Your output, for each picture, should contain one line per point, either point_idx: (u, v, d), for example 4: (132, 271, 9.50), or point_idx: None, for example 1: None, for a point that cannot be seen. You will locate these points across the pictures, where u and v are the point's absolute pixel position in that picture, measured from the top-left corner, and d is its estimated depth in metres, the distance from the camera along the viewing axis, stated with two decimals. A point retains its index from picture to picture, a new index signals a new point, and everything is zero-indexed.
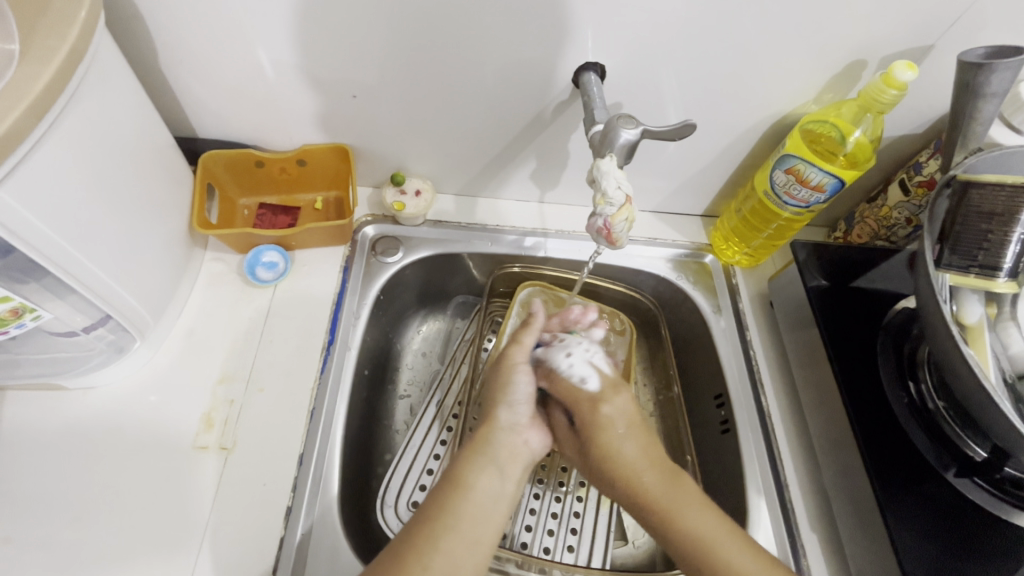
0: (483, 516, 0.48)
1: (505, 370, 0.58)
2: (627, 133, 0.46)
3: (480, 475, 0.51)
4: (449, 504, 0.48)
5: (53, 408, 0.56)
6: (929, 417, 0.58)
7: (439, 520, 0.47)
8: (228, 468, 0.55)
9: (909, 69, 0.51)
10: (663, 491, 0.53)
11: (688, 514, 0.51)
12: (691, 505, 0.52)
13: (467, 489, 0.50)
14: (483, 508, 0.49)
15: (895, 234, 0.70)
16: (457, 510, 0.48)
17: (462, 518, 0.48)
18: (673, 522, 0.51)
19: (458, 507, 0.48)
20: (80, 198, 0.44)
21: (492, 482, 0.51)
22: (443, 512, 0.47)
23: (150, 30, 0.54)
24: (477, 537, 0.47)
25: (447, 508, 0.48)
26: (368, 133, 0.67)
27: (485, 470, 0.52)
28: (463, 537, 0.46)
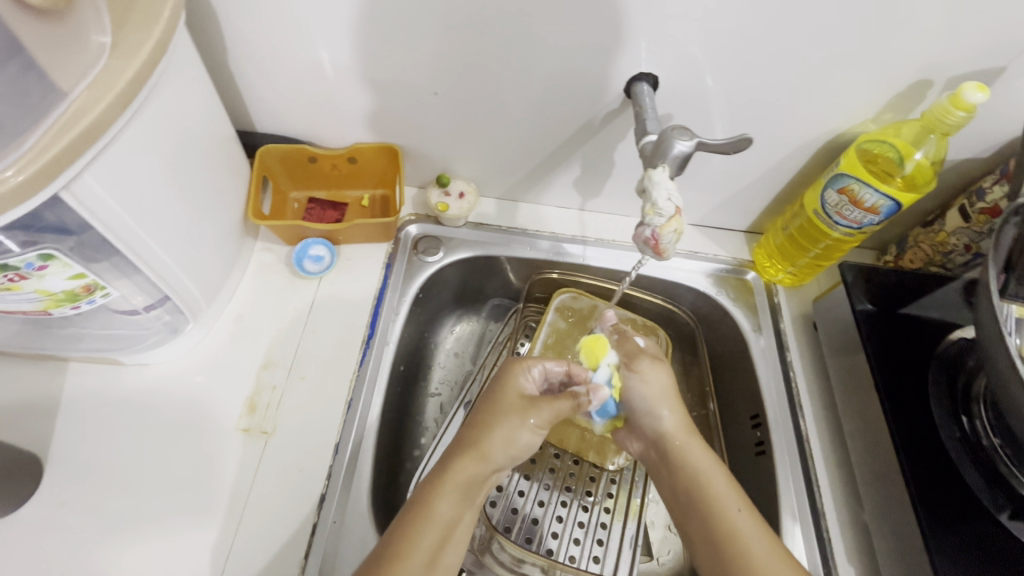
0: (445, 541, 0.47)
1: (501, 404, 0.54)
2: (681, 144, 0.46)
3: (449, 502, 0.48)
4: (413, 533, 0.46)
5: (109, 381, 0.59)
6: (983, 454, 0.56)
7: (411, 540, 0.45)
8: (268, 452, 0.57)
9: (979, 91, 0.49)
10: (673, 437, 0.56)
11: (718, 478, 0.53)
12: (692, 447, 0.55)
13: (431, 513, 0.47)
14: (445, 534, 0.47)
15: (951, 261, 0.67)
16: (420, 542, 0.46)
17: (426, 549, 0.46)
18: (682, 476, 0.54)
19: (422, 533, 0.46)
20: (151, 184, 0.47)
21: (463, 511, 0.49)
22: (409, 539, 0.45)
23: (222, 27, 0.57)
24: (440, 563, 0.46)
25: (410, 534, 0.46)
26: (418, 134, 0.69)
27: (449, 495, 0.49)
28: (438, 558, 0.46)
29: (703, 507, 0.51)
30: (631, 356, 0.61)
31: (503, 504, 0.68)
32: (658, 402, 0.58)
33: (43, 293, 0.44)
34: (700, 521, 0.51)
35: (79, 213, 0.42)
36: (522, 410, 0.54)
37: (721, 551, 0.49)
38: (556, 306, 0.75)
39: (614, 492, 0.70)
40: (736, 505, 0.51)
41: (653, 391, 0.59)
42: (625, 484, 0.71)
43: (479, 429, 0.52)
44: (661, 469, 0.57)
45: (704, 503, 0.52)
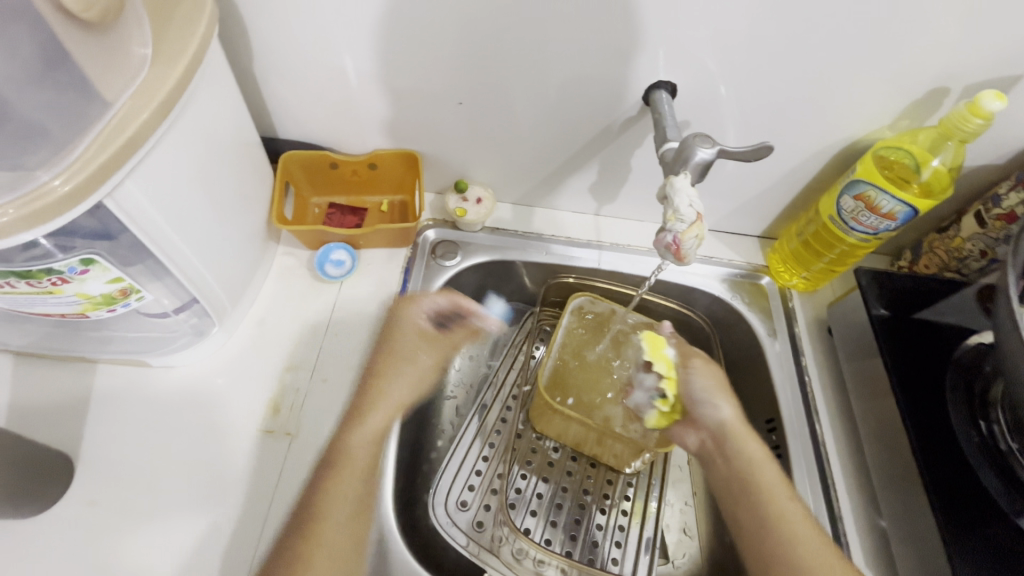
0: (359, 475, 0.54)
1: (389, 353, 0.61)
2: (702, 152, 0.47)
3: (375, 421, 0.57)
4: (348, 454, 0.54)
5: (136, 382, 0.60)
6: (1001, 459, 0.56)
7: (344, 464, 0.54)
8: (292, 453, 0.58)
9: (997, 99, 0.50)
10: (731, 427, 0.60)
11: (768, 472, 0.56)
12: (747, 435, 0.59)
13: (365, 425, 0.57)
14: (362, 469, 0.54)
15: (967, 266, 0.68)
16: (343, 473, 0.53)
17: (337, 481, 0.52)
18: (736, 469, 0.57)
19: (355, 452, 0.55)
20: (185, 190, 0.48)
21: (371, 433, 0.56)
22: (343, 460, 0.54)
23: (250, 36, 0.58)
24: (355, 473, 0.54)
25: (351, 451, 0.55)
26: (438, 141, 0.70)
27: (400, 408, 0.59)
28: (352, 478, 0.53)
29: (755, 499, 0.55)
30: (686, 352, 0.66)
31: (522, 506, 0.69)
32: (714, 396, 0.61)
33: (82, 297, 0.46)
34: (750, 512, 0.55)
35: (118, 217, 0.43)
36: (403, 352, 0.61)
37: (767, 534, 0.52)
38: (572, 306, 0.74)
39: (631, 494, 0.71)
40: (785, 500, 0.54)
41: (706, 387, 0.62)
42: (641, 487, 0.71)
43: (388, 357, 0.61)
44: (717, 457, 0.60)
45: (755, 495, 0.55)
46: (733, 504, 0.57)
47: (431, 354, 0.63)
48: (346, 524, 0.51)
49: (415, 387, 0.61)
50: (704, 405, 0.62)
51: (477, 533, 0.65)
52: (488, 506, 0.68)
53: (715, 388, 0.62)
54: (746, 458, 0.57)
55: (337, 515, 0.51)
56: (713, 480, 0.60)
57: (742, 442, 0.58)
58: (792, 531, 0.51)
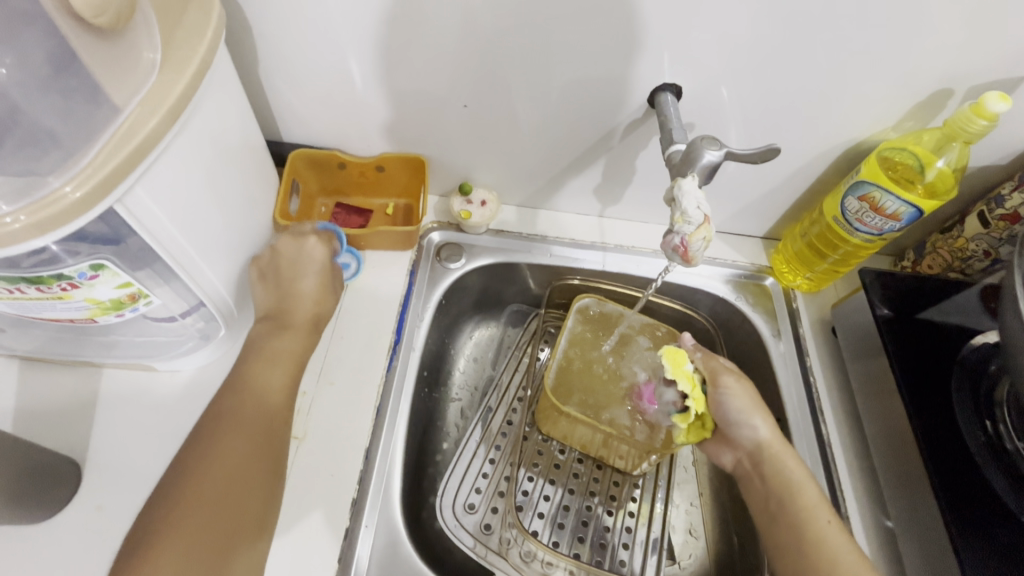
0: (251, 408, 0.52)
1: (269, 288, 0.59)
2: (710, 154, 0.47)
3: (274, 372, 0.55)
4: (238, 390, 0.53)
5: (142, 387, 0.60)
6: (1007, 457, 0.56)
7: (224, 406, 0.52)
8: (298, 456, 0.57)
9: (1002, 100, 0.50)
10: (769, 445, 0.60)
11: (809, 490, 0.56)
12: (784, 451, 0.59)
13: (262, 378, 0.54)
14: (249, 401, 0.52)
15: (971, 266, 0.68)
16: (237, 414, 0.51)
17: (231, 418, 0.51)
18: (776, 487, 0.57)
19: (258, 380, 0.54)
20: (193, 195, 0.48)
21: (265, 387, 0.53)
22: (224, 406, 0.52)
23: (256, 41, 0.58)
24: (243, 425, 0.51)
25: (247, 379, 0.54)
26: (442, 143, 0.70)
27: (280, 335, 0.57)
28: (253, 405, 0.52)
29: (796, 518, 0.55)
30: (715, 373, 0.64)
31: (529, 509, 0.69)
32: (750, 415, 0.61)
33: (91, 302, 0.46)
34: (787, 529, 0.55)
35: (129, 223, 0.42)
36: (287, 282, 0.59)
37: (807, 551, 0.53)
38: (577, 308, 0.74)
39: (637, 496, 0.71)
40: (826, 518, 0.54)
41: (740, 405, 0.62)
42: (648, 488, 0.71)
43: (276, 301, 0.59)
44: (755, 477, 0.60)
45: (794, 514, 0.55)
46: (771, 523, 0.57)
47: (316, 285, 0.60)
48: (220, 484, 0.48)
49: (307, 339, 0.58)
50: (740, 423, 0.62)
51: (485, 536, 0.65)
52: (496, 509, 0.68)
53: (749, 406, 0.62)
54: (786, 478, 0.57)
55: (233, 446, 0.49)
56: (750, 499, 0.60)
57: (781, 460, 0.58)
58: (830, 553, 0.51)
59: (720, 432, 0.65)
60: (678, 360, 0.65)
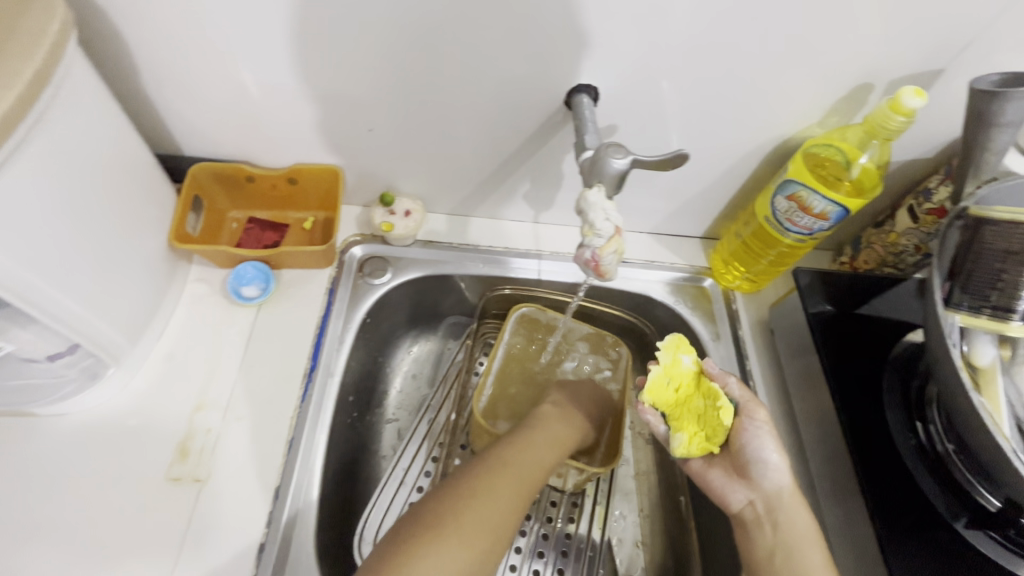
0: (532, 476, 0.54)
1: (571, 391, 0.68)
2: (616, 162, 0.44)
3: (540, 455, 0.57)
4: (513, 454, 0.55)
5: (21, 434, 0.55)
6: (938, 461, 0.54)
7: (498, 470, 0.53)
8: (201, 500, 0.53)
9: (917, 95, 0.48)
10: (779, 493, 0.53)
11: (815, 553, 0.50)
12: (795, 506, 0.52)
13: (531, 453, 0.57)
14: (535, 467, 0.55)
15: (903, 261, 0.67)
16: (514, 465, 0.54)
17: (514, 475, 0.53)
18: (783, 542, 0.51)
19: (518, 458, 0.55)
20: (42, 226, 0.43)
21: (538, 463, 0.56)
22: (506, 464, 0.54)
23: (129, 48, 0.53)
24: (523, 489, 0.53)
25: (510, 459, 0.55)
26: (358, 153, 0.66)
27: (546, 445, 0.59)
28: (512, 487, 0.52)
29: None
30: (750, 406, 0.54)
31: None
32: (772, 460, 0.53)
33: None
34: None
35: None
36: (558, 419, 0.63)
37: None
38: (517, 314, 0.73)
39: (577, 515, 0.69)
40: None
41: (762, 449, 0.53)
42: (587, 505, 0.69)
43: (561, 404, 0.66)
44: (765, 525, 0.53)
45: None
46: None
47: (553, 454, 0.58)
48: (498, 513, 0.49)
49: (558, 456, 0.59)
50: (763, 465, 0.53)
51: None
52: None
53: (777, 446, 0.54)
54: (799, 534, 0.51)
55: (516, 485, 0.52)
56: (751, 549, 0.53)
57: (789, 513, 0.52)
58: None
59: (731, 463, 0.56)
60: (681, 356, 0.55)
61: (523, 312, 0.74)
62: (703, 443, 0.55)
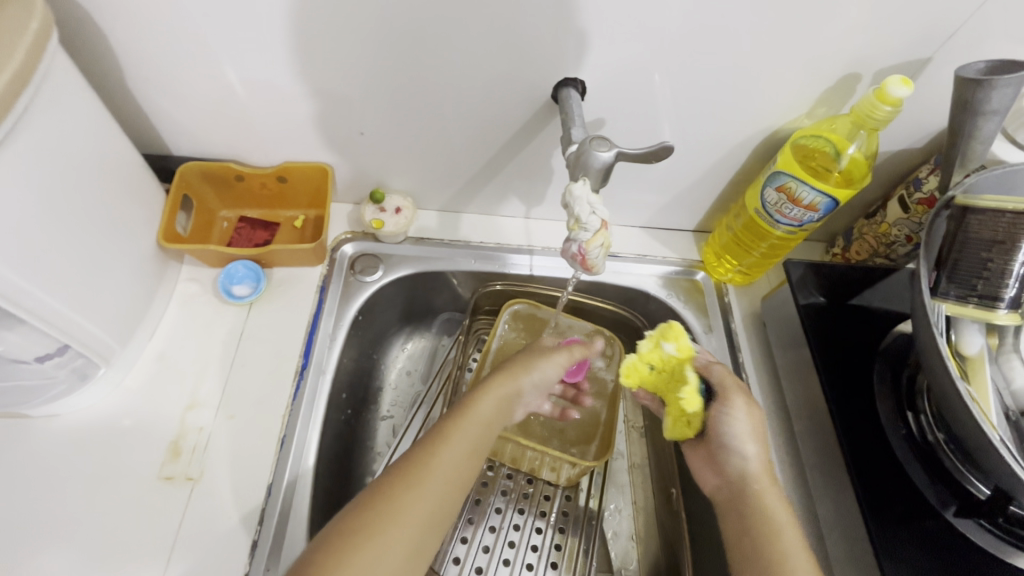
0: (473, 448, 0.48)
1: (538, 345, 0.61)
2: (601, 154, 0.44)
3: (486, 410, 0.51)
4: (455, 426, 0.48)
5: (13, 437, 0.55)
6: (928, 449, 0.54)
7: (436, 445, 0.46)
8: (194, 500, 0.53)
9: (903, 85, 0.48)
10: (755, 475, 0.50)
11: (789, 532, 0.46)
12: (771, 487, 0.49)
13: (474, 421, 0.49)
14: (479, 437, 0.49)
15: (895, 252, 0.67)
16: (455, 436, 0.47)
17: (456, 446, 0.47)
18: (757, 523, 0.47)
19: (461, 428, 0.48)
20: (24, 227, 0.43)
21: (483, 420, 0.50)
22: (443, 438, 0.47)
23: (113, 46, 0.52)
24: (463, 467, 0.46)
25: (450, 430, 0.48)
26: (347, 150, 0.66)
27: (494, 410, 0.51)
28: (453, 463, 0.46)
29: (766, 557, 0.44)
30: (726, 392, 0.53)
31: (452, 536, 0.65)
32: (746, 445, 0.51)
33: None
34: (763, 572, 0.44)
35: None
36: (512, 374, 0.55)
37: None
38: (508, 312, 0.74)
39: (570, 509, 0.69)
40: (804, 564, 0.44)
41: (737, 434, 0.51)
42: (581, 499, 0.69)
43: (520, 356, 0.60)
44: (734, 509, 0.49)
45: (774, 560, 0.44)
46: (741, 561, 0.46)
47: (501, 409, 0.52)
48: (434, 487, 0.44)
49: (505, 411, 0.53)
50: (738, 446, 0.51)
51: None
52: None
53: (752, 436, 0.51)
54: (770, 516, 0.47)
55: (456, 446, 0.47)
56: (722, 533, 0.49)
57: (764, 494, 0.48)
58: None
59: (707, 451, 0.54)
60: (663, 343, 0.56)
61: (509, 305, 0.74)
62: (683, 429, 0.55)
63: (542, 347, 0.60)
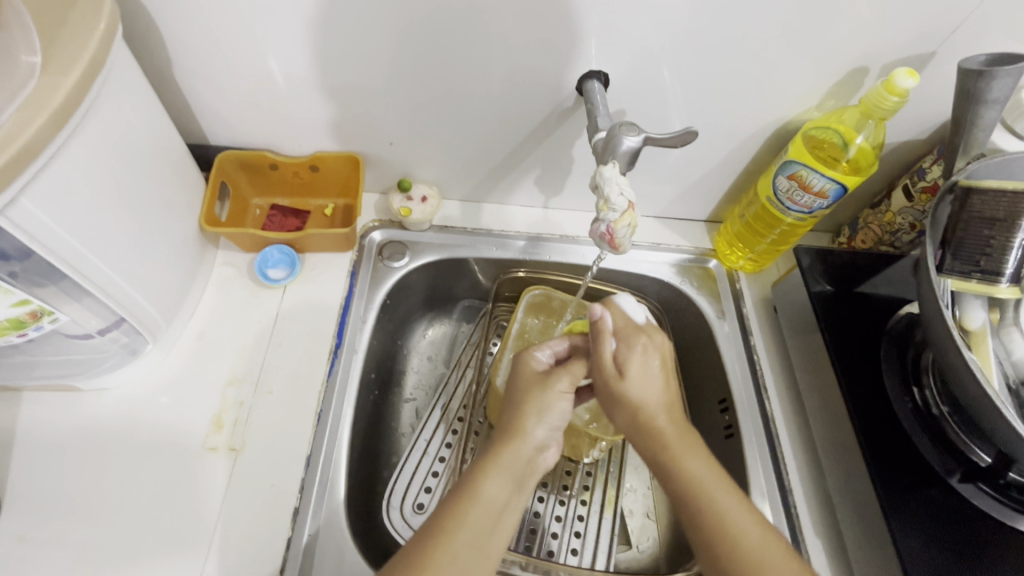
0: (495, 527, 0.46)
1: (545, 386, 0.53)
2: (630, 140, 0.47)
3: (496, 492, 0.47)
4: (464, 514, 0.46)
5: (67, 409, 0.58)
6: (933, 421, 0.58)
7: (449, 535, 0.44)
8: (237, 469, 0.56)
9: (910, 76, 0.51)
10: (662, 436, 0.49)
11: (693, 461, 0.47)
12: (689, 451, 0.48)
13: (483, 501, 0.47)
14: (493, 518, 0.46)
15: (899, 239, 0.70)
16: (466, 518, 0.46)
17: (471, 528, 0.45)
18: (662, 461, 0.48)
19: (472, 515, 0.46)
20: (90, 205, 0.46)
21: (491, 506, 0.47)
22: (452, 526, 0.45)
23: (163, 39, 0.55)
24: (486, 550, 0.45)
25: (457, 516, 0.46)
26: (375, 141, 0.68)
27: (505, 487, 0.48)
28: (474, 551, 0.44)
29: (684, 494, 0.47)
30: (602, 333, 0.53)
31: None
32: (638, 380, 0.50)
33: None
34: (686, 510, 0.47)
35: (15, 235, 0.41)
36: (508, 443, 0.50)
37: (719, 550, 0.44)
38: (530, 292, 0.76)
39: (590, 484, 0.71)
40: (721, 493, 0.46)
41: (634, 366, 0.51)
42: (600, 475, 0.72)
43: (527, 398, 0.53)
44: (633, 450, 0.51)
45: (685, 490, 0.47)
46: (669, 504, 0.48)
47: (502, 486, 0.48)
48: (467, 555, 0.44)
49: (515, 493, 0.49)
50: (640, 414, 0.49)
51: None
52: None
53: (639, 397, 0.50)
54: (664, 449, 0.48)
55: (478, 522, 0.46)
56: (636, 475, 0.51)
57: (679, 459, 0.47)
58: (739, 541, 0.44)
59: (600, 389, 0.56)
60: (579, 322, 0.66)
61: (535, 289, 0.76)
62: None
63: (546, 384, 0.53)
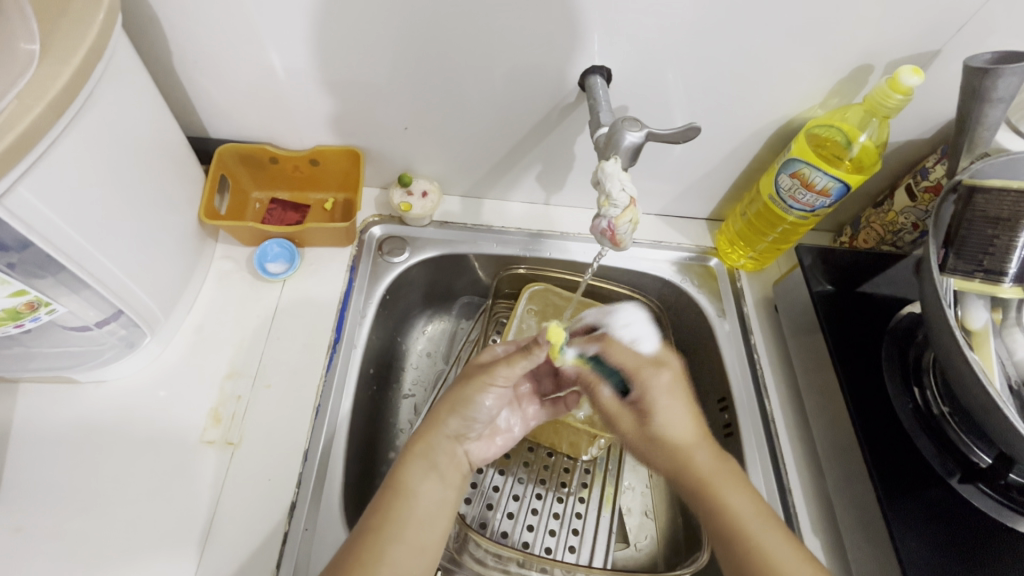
0: (428, 522, 0.49)
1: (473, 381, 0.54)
2: (631, 136, 0.47)
3: (422, 484, 0.51)
4: (395, 510, 0.49)
5: (65, 401, 0.58)
6: (933, 421, 0.58)
7: (379, 533, 0.47)
8: (235, 463, 0.56)
9: (915, 74, 0.51)
10: (696, 460, 0.53)
11: (734, 495, 0.50)
12: (729, 484, 0.51)
13: (412, 497, 0.50)
14: (428, 513, 0.50)
15: (901, 239, 0.70)
16: (401, 514, 0.49)
17: (407, 523, 0.49)
18: (699, 492, 0.52)
19: (402, 514, 0.49)
20: (89, 196, 0.46)
21: (423, 499, 0.50)
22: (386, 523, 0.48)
23: (163, 30, 0.55)
24: (420, 542, 0.48)
25: (390, 517, 0.48)
26: (376, 135, 0.68)
27: (429, 477, 0.51)
28: (409, 548, 0.47)
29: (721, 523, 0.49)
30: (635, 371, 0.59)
31: (476, 502, 0.68)
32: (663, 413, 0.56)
33: None
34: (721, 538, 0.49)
35: (13, 224, 0.41)
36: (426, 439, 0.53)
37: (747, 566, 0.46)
38: (530, 289, 0.76)
39: (589, 482, 0.71)
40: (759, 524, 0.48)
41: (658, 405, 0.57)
42: (598, 473, 0.72)
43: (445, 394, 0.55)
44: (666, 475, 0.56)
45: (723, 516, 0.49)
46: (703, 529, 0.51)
47: (429, 482, 0.51)
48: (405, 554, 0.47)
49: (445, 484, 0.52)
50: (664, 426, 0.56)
51: None
52: None
53: (666, 397, 0.57)
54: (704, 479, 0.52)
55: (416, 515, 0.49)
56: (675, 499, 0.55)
57: (719, 492, 0.51)
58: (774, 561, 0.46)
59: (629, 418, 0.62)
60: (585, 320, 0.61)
61: (535, 287, 0.77)
62: None
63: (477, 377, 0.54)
